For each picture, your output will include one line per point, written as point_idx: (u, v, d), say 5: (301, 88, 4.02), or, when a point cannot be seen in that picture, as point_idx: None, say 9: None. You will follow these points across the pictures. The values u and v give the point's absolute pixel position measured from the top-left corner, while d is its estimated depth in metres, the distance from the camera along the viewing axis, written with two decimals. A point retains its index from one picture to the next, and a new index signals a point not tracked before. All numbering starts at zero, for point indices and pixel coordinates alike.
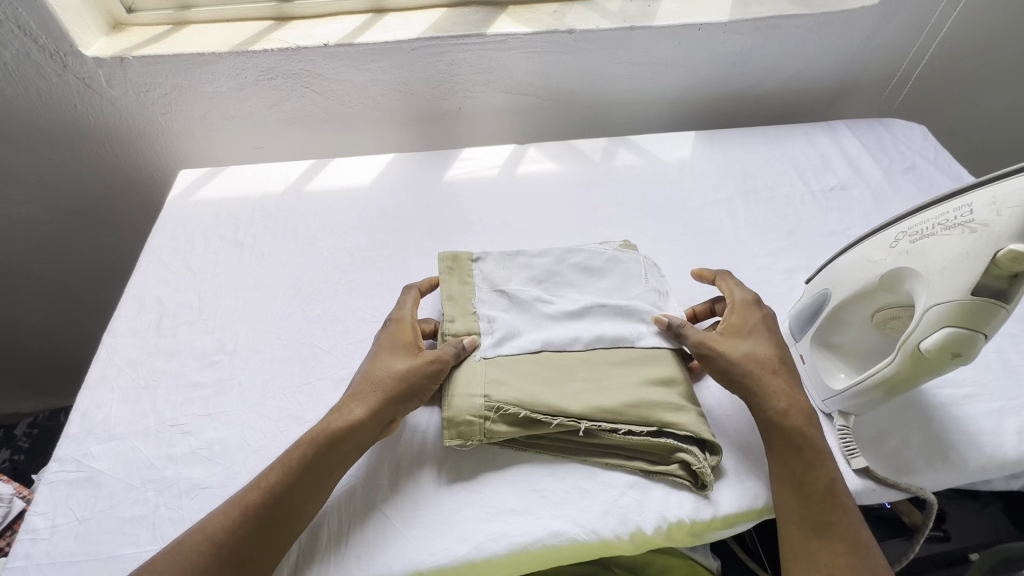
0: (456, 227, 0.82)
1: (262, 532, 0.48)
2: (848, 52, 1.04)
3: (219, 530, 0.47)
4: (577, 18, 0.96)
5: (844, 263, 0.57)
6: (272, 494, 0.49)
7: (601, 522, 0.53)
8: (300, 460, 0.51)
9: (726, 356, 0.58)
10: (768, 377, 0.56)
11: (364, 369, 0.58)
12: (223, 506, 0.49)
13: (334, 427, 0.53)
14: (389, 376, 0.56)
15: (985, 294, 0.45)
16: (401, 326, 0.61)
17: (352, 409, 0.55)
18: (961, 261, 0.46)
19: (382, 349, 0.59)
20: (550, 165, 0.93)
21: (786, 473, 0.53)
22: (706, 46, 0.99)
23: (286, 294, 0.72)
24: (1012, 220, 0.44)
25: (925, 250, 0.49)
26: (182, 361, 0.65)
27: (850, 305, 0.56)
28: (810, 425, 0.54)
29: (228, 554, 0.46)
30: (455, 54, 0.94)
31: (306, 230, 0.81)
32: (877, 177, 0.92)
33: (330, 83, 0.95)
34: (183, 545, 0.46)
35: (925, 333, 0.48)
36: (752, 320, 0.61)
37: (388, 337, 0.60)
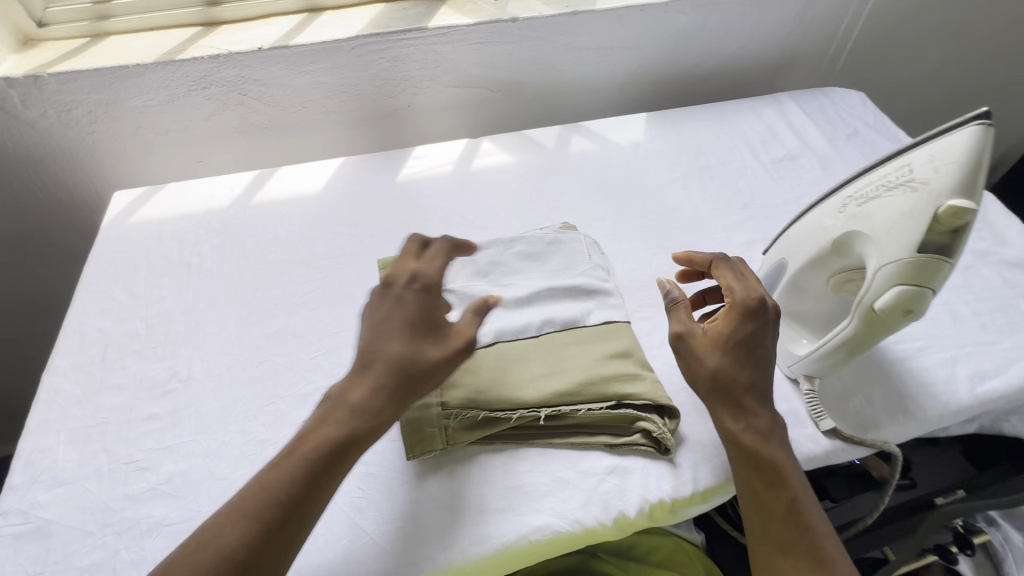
0: (414, 227, 0.79)
1: (273, 541, 0.43)
2: (786, 25, 1.06)
3: (237, 540, 0.42)
4: (518, 6, 0.95)
5: (798, 234, 0.58)
6: (289, 501, 0.44)
7: (584, 511, 0.53)
8: (313, 461, 0.46)
9: (690, 358, 0.54)
10: (730, 395, 0.53)
11: (376, 351, 0.51)
12: (227, 513, 0.44)
13: (351, 424, 0.48)
14: (413, 361, 0.50)
15: (931, 250, 0.46)
16: (431, 294, 0.54)
17: (370, 401, 0.49)
18: (906, 220, 0.47)
19: (399, 326, 0.52)
20: (505, 157, 0.92)
21: (749, 493, 0.51)
22: (648, 27, 0.99)
23: (240, 312, 0.69)
24: (949, 176, 0.45)
25: (872, 213, 0.50)
26: (132, 394, 0.62)
27: (806, 273, 0.56)
28: (769, 441, 0.52)
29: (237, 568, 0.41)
30: (397, 50, 0.91)
31: (257, 243, 0.78)
32: (823, 145, 0.95)
33: (269, 89, 0.91)
34: (198, 552, 0.42)
35: (877, 293, 0.49)
36: (733, 326, 0.54)
37: (408, 311, 0.53)
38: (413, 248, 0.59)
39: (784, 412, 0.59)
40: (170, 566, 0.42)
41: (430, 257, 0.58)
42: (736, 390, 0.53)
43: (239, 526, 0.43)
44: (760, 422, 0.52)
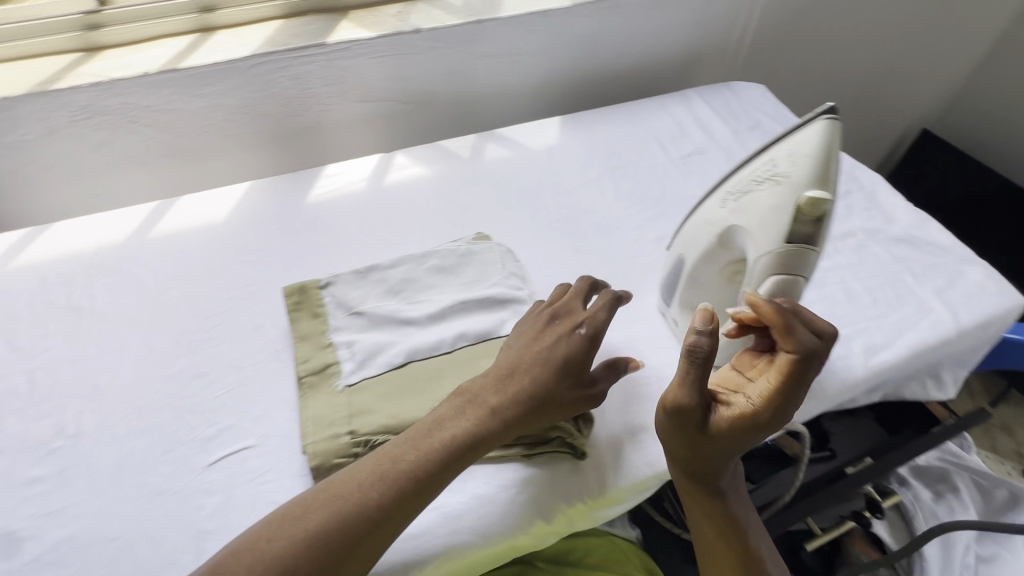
0: (324, 249, 0.77)
1: (400, 508, 0.48)
2: (687, 24, 1.10)
3: (368, 500, 0.48)
4: (421, 16, 0.94)
5: (690, 231, 0.60)
6: (423, 478, 0.49)
7: (501, 525, 0.53)
8: (445, 451, 0.51)
9: (672, 428, 0.50)
10: (700, 466, 0.52)
11: (526, 374, 0.55)
12: (366, 474, 0.49)
13: (483, 429, 0.52)
14: (549, 402, 0.54)
15: (798, 240, 0.48)
16: (591, 341, 0.57)
17: (507, 413, 0.53)
18: (775, 214, 0.49)
19: (561, 355, 0.56)
20: (420, 169, 0.90)
21: (705, 539, 0.55)
22: (555, 32, 1.00)
23: (137, 355, 0.65)
24: (806, 169, 0.48)
25: (747, 208, 0.52)
26: (13, 457, 0.57)
27: (700, 269, 0.59)
28: (722, 490, 0.55)
29: (364, 523, 0.47)
30: (299, 67, 0.89)
31: (155, 279, 0.74)
32: (728, 138, 0.99)
33: (163, 115, 0.86)
34: (332, 498, 0.48)
35: (758, 284, 0.51)
36: (730, 431, 0.49)
37: (569, 344, 0.57)
38: (581, 288, 0.62)
39: None
40: (307, 503, 0.48)
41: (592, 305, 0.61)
42: (709, 464, 0.52)
43: (377, 487, 0.48)
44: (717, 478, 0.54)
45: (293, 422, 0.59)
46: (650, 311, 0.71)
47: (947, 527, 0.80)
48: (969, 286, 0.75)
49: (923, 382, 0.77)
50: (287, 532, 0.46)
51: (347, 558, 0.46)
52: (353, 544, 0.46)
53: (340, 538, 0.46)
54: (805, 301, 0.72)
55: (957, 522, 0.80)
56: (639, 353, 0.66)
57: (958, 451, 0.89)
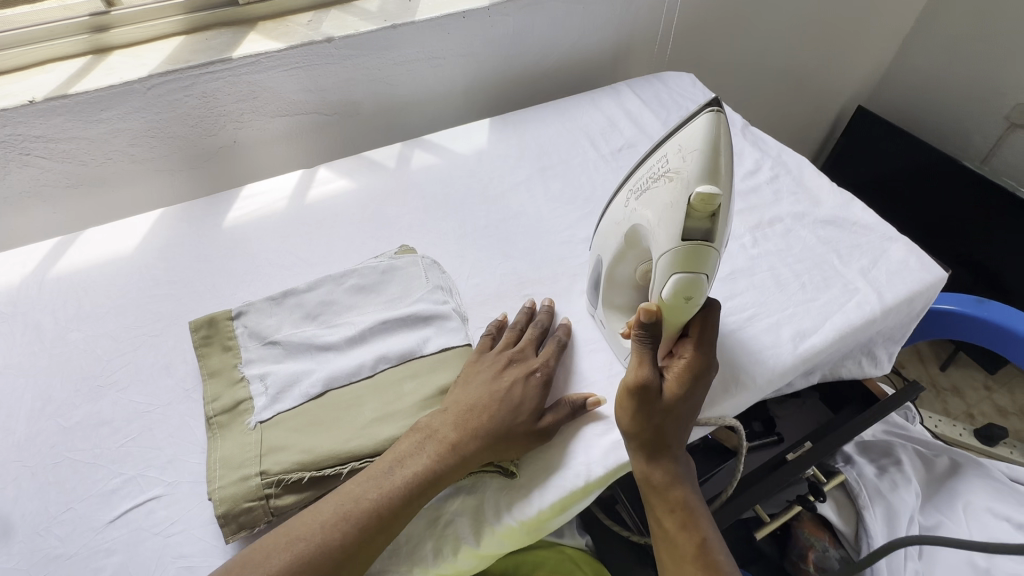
0: (241, 275, 0.73)
1: (358, 545, 0.48)
2: (614, 17, 1.09)
3: (327, 541, 0.47)
4: (334, 24, 0.90)
5: (605, 230, 0.60)
6: (385, 516, 0.49)
7: (426, 554, 0.52)
8: (409, 486, 0.50)
9: (633, 414, 0.52)
10: (656, 454, 0.52)
11: (484, 408, 0.55)
12: (327, 514, 0.49)
13: (444, 465, 0.52)
14: (505, 437, 0.54)
15: (694, 236, 0.49)
16: (545, 382, 0.59)
17: (469, 445, 0.53)
18: (669, 211, 0.50)
19: (520, 395, 0.57)
20: (343, 183, 0.87)
21: (662, 535, 0.53)
22: (476, 32, 0.98)
23: (32, 407, 0.61)
24: (693, 164, 0.48)
25: (646, 206, 0.53)
26: None
27: (617, 266, 0.59)
28: (680, 482, 0.53)
29: (321, 564, 0.46)
30: (205, 85, 0.84)
31: (54, 322, 0.69)
32: (658, 129, 0.98)
33: (58, 144, 0.81)
34: (292, 544, 0.47)
35: (662, 283, 0.52)
36: (685, 392, 0.53)
37: (526, 387, 0.58)
38: (533, 334, 0.64)
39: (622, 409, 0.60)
40: (268, 549, 0.47)
41: (548, 352, 0.62)
42: (661, 451, 0.52)
43: (339, 527, 0.48)
44: (674, 469, 0.53)
45: (203, 465, 0.56)
46: (580, 313, 0.69)
47: (891, 501, 0.79)
48: (893, 262, 0.76)
49: (858, 360, 0.78)
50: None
51: None
52: None
53: None
54: (735, 292, 0.72)
55: (900, 495, 0.79)
56: (569, 359, 0.64)
57: (904, 424, 0.93)
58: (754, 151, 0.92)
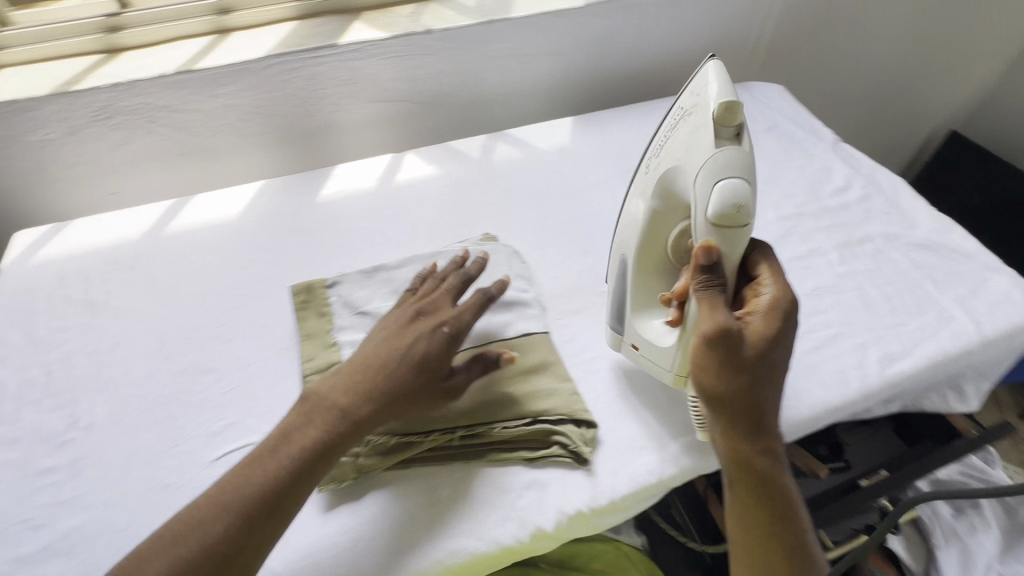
0: (335, 248, 0.78)
1: (248, 532, 0.46)
2: (704, 24, 1.09)
3: (210, 538, 0.45)
4: (433, 17, 0.94)
5: (625, 228, 0.61)
6: (272, 497, 0.47)
7: (500, 530, 0.52)
8: (294, 462, 0.48)
9: (724, 375, 0.49)
10: (753, 431, 0.49)
11: (383, 364, 0.53)
12: (208, 508, 0.46)
13: (333, 433, 0.50)
14: (398, 398, 0.52)
15: (724, 146, 0.52)
16: (453, 337, 0.56)
17: (360, 409, 0.51)
18: (696, 136, 0.53)
19: (423, 349, 0.55)
20: (430, 169, 0.91)
21: (750, 526, 0.49)
22: (567, 31, 1.00)
23: (148, 350, 0.67)
24: (708, 94, 0.54)
25: (671, 151, 0.57)
26: (27, 447, 0.58)
27: (647, 241, 0.59)
28: (777, 467, 0.50)
29: (208, 558, 0.44)
30: (312, 68, 0.90)
31: (168, 276, 0.75)
32: None
33: (179, 115, 0.88)
34: (175, 544, 0.44)
35: (706, 203, 0.52)
36: (773, 320, 0.51)
37: (429, 341, 0.55)
38: (452, 286, 0.61)
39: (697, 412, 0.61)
40: (146, 553, 0.45)
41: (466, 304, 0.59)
42: (758, 428, 0.49)
43: (221, 519, 0.45)
44: (772, 450, 0.50)
45: None
46: None
47: (968, 544, 0.76)
48: (993, 293, 0.72)
49: (944, 394, 0.74)
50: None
51: None
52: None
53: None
54: (820, 308, 0.71)
55: (978, 539, 0.76)
56: None
57: (983, 467, 0.86)
58: (844, 168, 0.90)
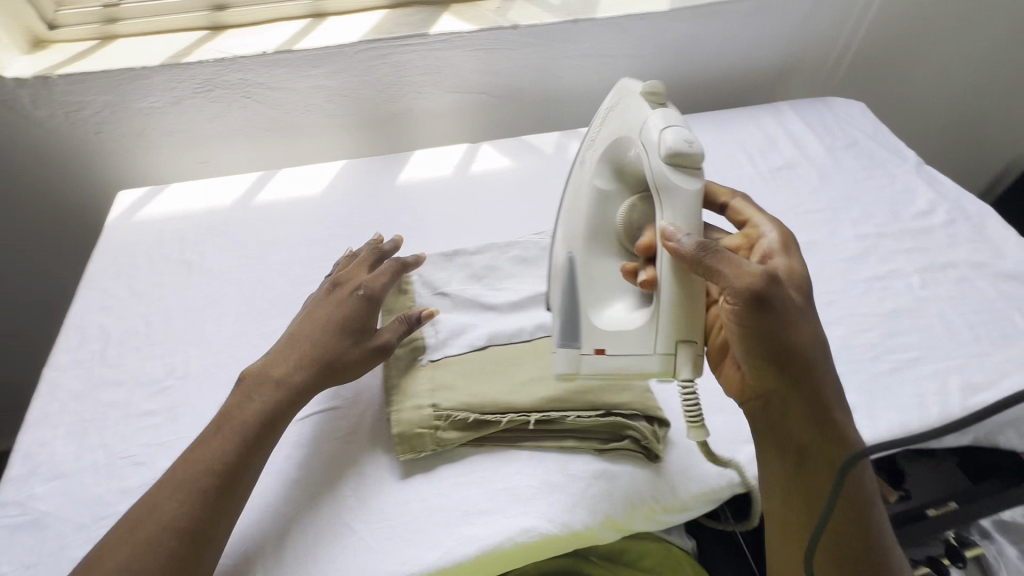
0: (413, 231, 0.81)
1: (214, 505, 0.48)
2: (786, 36, 1.08)
3: (174, 515, 0.46)
4: (520, 13, 0.96)
5: (564, 229, 0.61)
6: (226, 470, 0.49)
7: (570, 515, 0.53)
8: (242, 433, 0.51)
9: (793, 326, 0.49)
10: (821, 398, 0.48)
11: (315, 332, 0.58)
12: (167, 493, 0.47)
13: (275, 401, 0.54)
14: (330, 359, 0.57)
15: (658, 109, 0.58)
16: (372, 303, 0.61)
17: (296, 376, 0.56)
18: (631, 113, 0.59)
19: (344, 314, 0.60)
20: (505, 162, 0.92)
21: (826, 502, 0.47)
22: (649, 35, 1.00)
23: (239, 311, 0.70)
24: (630, 90, 0.61)
25: (604, 135, 0.61)
26: (129, 390, 0.62)
27: (594, 223, 0.59)
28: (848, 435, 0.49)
29: (180, 532, 0.45)
30: (400, 55, 0.92)
31: (257, 244, 0.79)
32: (821, 154, 0.95)
33: (272, 91, 0.92)
34: (135, 530, 0.45)
35: (657, 151, 0.55)
36: (796, 255, 0.56)
37: (350, 306, 0.60)
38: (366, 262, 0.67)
39: None
40: (110, 542, 0.45)
41: (381, 271, 0.65)
42: (825, 396, 0.48)
43: (180, 498, 0.47)
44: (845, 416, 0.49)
45: (375, 387, 0.62)
46: None
47: None
48: None
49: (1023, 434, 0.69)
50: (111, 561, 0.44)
51: (185, 563, 0.45)
52: (185, 552, 0.45)
53: (167, 553, 0.44)
54: (899, 330, 0.69)
55: None
56: None
57: None
58: (928, 191, 0.88)
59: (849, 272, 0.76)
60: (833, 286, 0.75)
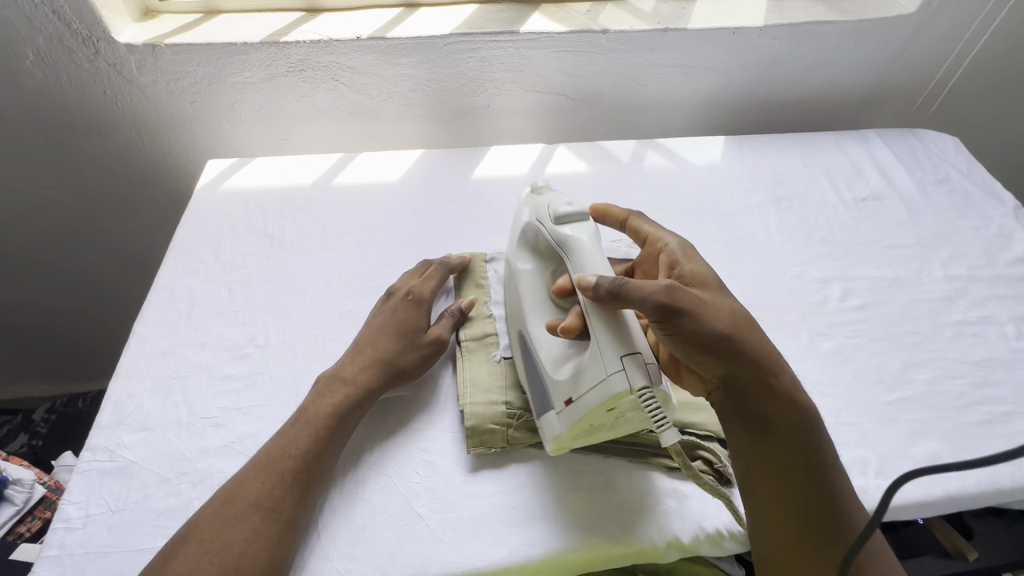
0: (487, 226, 0.81)
1: (300, 490, 0.50)
2: (880, 61, 1.04)
3: (259, 495, 0.49)
4: (610, 17, 0.95)
5: (514, 318, 0.61)
6: (308, 459, 0.52)
7: (638, 530, 0.52)
8: (319, 427, 0.54)
9: (699, 321, 0.50)
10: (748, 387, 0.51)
11: (373, 339, 0.61)
12: (255, 480, 0.50)
13: (346, 401, 0.56)
14: (393, 360, 0.59)
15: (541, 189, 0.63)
16: (420, 307, 0.64)
17: (364, 378, 0.58)
18: (522, 204, 0.64)
19: (400, 319, 0.62)
20: (580, 166, 0.92)
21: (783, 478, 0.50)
22: (739, 49, 0.98)
23: (316, 288, 0.72)
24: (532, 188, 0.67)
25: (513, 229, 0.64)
26: (212, 352, 0.65)
27: (532, 302, 0.58)
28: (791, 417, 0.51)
29: (269, 513, 0.48)
30: (488, 51, 0.93)
31: (335, 224, 0.81)
32: (910, 188, 0.91)
33: (359, 76, 0.94)
34: (223, 508, 0.48)
35: (547, 221, 0.57)
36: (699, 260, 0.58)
37: (403, 312, 0.63)
38: (418, 270, 0.69)
39: (849, 460, 0.58)
40: (199, 519, 0.48)
41: (428, 276, 0.67)
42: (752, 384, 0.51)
43: (267, 483, 0.49)
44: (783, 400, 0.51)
45: (447, 379, 0.63)
46: (808, 351, 0.68)
47: None
48: None
49: None
50: (206, 540, 0.46)
51: (277, 541, 0.47)
52: (277, 532, 0.48)
53: (260, 532, 0.47)
54: (991, 381, 0.66)
55: None
56: None
57: None
58: None
59: (938, 314, 0.73)
60: (920, 326, 0.71)
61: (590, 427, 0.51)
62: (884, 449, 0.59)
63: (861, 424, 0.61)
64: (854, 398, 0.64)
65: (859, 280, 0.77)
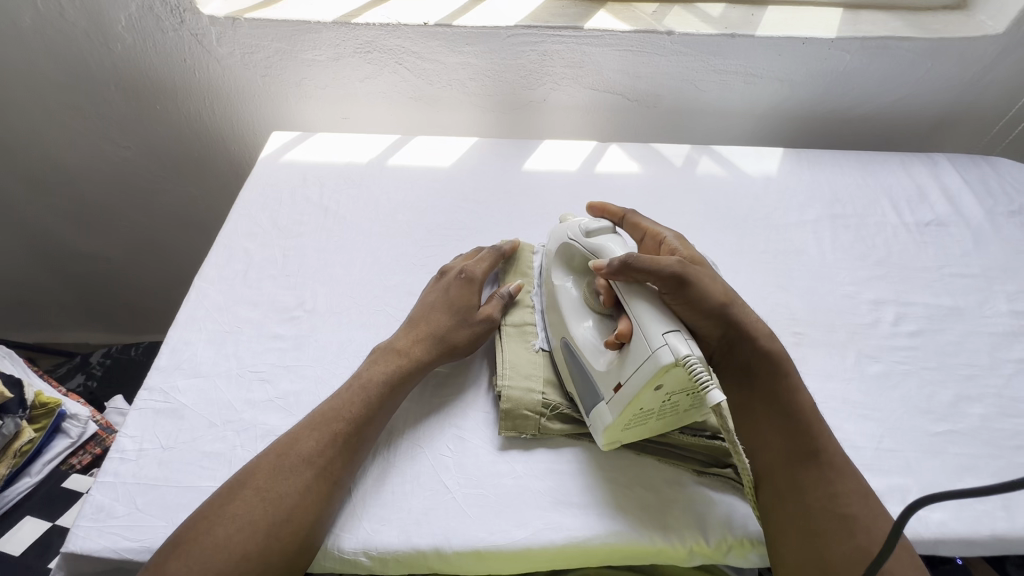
0: (534, 217, 0.82)
1: (349, 452, 0.52)
2: (957, 83, 0.99)
3: (311, 452, 0.51)
4: (676, 20, 0.95)
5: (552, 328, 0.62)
6: (361, 423, 0.54)
7: (661, 529, 0.52)
8: (373, 394, 0.55)
9: (699, 282, 0.53)
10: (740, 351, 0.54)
11: (428, 315, 0.63)
12: (309, 438, 0.52)
13: (400, 371, 0.58)
14: (446, 336, 0.61)
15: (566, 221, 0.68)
16: (472, 287, 0.65)
17: (418, 351, 0.60)
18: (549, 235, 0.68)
19: (455, 297, 0.64)
20: (632, 167, 0.91)
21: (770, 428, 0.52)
22: (807, 61, 0.95)
23: (364, 261, 0.74)
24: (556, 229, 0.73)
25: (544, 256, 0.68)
26: (264, 312, 0.68)
27: (569, 308, 0.60)
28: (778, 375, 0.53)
29: (320, 470, 0.50)
30: (550, 45, 0.94)
31: (388, 202, 0.83)
32: (979, 217, 0.87)
33: (423, 62, 0.96)
34: (279, 460, 0.50)
35: (576, 237, 0.62)
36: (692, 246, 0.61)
37: (458, 290, 0.65)
38: (473, 253, 0.71)
39: (889, 487, 0.56)
40: (255, 468, 0.50)
41: (481, 258, 0.69)
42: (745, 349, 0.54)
43: (320, 441, 0.52)
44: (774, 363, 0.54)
45: (486, 363, 0.64)
46: (853, 372, 0.66)
47: None
48: None
49: None
50: (258, 488, 0.48)
51: (324, 498, 0.49)
52: (325, 490, 0.50)
53: (309, 486, 0.49)
54: None
55: None
56: (833, 416, 0.62)
57: None
58: None
59: (998, 348, 0.69)
60: (977, 360, 0.68)
61: (640, 413, 0.51)
62: (928, 480, 0.57)
63: (905, 453, 0.59)
64: (900, 425, 0.61)
65: (915, 306, 0.74)
